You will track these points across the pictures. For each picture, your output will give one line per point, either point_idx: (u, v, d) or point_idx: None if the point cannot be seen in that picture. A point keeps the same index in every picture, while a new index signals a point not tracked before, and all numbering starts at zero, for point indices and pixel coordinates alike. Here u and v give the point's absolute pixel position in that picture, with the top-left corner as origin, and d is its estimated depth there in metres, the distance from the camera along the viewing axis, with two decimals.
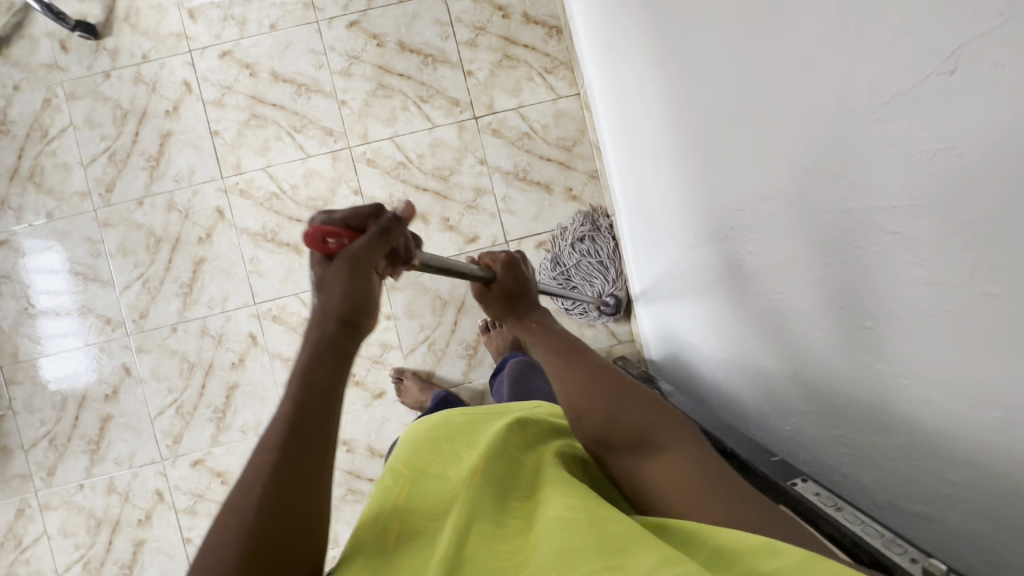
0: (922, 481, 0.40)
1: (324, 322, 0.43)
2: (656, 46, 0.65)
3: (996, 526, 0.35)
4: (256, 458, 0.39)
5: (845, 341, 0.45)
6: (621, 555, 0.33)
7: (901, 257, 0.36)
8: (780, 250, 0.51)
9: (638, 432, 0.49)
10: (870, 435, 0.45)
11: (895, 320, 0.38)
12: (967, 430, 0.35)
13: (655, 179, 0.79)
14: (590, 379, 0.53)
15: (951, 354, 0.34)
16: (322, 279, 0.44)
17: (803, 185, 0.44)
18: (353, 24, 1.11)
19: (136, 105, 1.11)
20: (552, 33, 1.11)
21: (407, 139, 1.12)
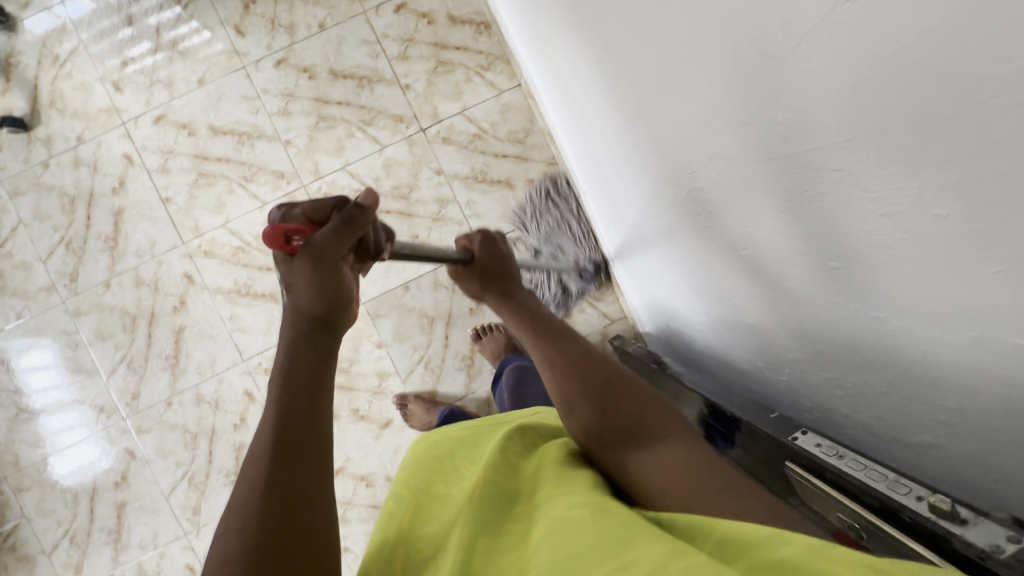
0: (919, 411, 0.39)
1: (300, 321, 0.41)
2: (578, 23, 0.63)
3: (997, 446, 0.34)
4: (247, 470, 0.36)
5: (817, 284, 0.44)
6: (626, 548, 0.33)
7: (851, 193, 0.35)
8: (737, 205, 0.49)
9: (637, 425, 0.50)
10: (863, 374, 0.44)
11: (859, 257, 0.37)
12: (949, 353, 0.34)
13: (608, 153, 0.77)
14: (580, 366, 0.54)
15: (919, 280, 0.33)
16: (291, 276, 0.41)
17: (743, 135, 0.43)
18: (280, 62, 1.09)
19: (82, 189, 1.09)
20: (481, 29, 1.10)
21: (360, 165, 1.10)
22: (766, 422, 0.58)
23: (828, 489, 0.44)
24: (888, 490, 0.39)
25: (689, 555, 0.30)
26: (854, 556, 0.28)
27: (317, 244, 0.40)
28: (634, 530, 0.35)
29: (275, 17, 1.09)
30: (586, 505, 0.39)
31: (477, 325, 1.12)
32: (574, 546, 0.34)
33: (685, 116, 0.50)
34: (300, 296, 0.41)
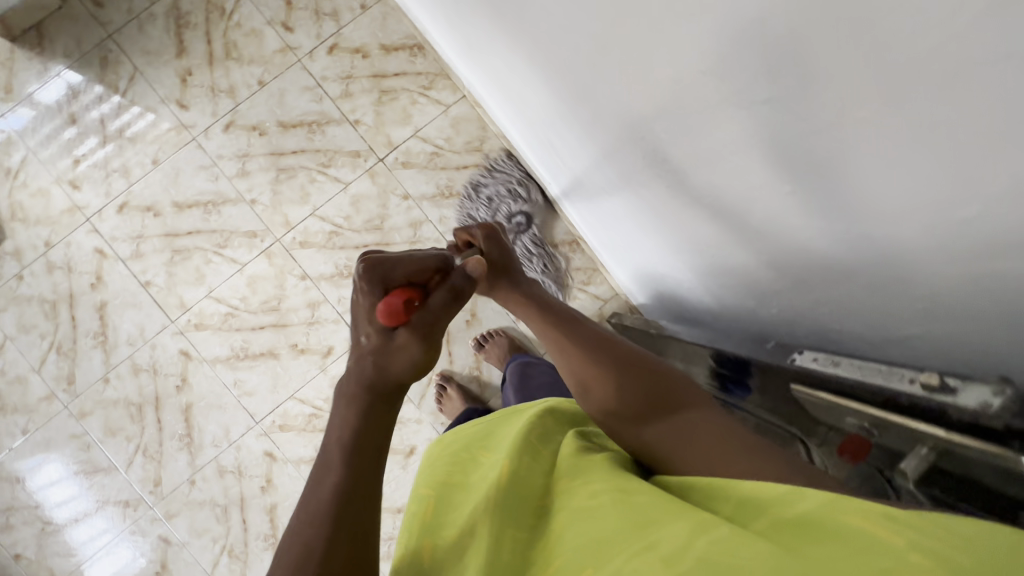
0: (902, 306, 0.41)
1: (379, 386, 0.39)
2: (501, 23, 0.65)
3: (973, 318, 0.36)
4: (301, 534, 0.36)
5: (780, 211, 0.46)
6: (650, 530, 0.34)
7: (784, 119, 0.37)
8: (692, 158, 0.52)
9: (653, 401, 0.51)
10: (840, 285, 0.46)
11: (806, 175, 0.40)
12: (913, 243, 0.36)
13: (561, 138, 0.79)
14: (592, 349, 0.55)
15: (862, 184, 0.36)
16: (394, 343, 0.40)
17: (682, 91, 0.45)
18: (228, 126, 1.11)
19: (62, 292, 1.09)
20: (415, 52, 1.12)
21: (328, 207, 1.12)
22: (767, 354, 0.60)
23: (834, 398, 0.46)
24: (883, 382, 0.42)
25: (711, 531, 0.32)
26: (868, 506, 0.29)
27: (433, 310, 0.42)
28: (661, 509, 0.36)
29: (214, 84, 1.11)
30: (613, 489, 0.41)
31: (477, 335, 1.13)
32: (603, 534, 0.36)
33: (626, 87, 0.52)
34: (402, 364, 0.40)
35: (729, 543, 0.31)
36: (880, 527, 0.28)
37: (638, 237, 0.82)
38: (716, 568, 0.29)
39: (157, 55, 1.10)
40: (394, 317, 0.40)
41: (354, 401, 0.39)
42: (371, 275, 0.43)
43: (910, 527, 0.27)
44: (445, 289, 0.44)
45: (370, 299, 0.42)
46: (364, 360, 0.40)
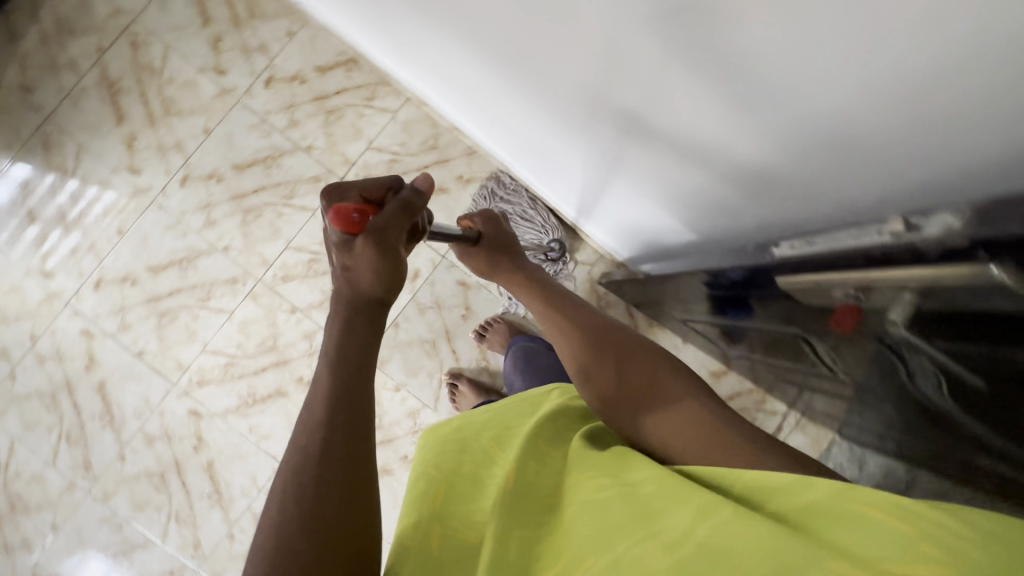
0: (858, 185, 0.41)
1: (357, 303, 0.44)
2: (419, 7, 0.66)
3: (923, 170, 0.35)
4: (286, 489, 0.38)
5: (722, 116, 0.46)
6: (654, 520, 0.37)
7: (698, 15, 0.38)
8: (629, 86, 0.52)
9: (649, 388, 0.53)
10: (797, 175, 0.46)
11: (733, 70, 0.40)
12: (854, 109, 0.36)
13: (506, 108, 0.80)
14: (592, 337, 0.57)
15: (786, 59, 0.36)
16: (353, 254, 0.45)
17: (605, 15, 0.45)
18: (184, 180, 1.10)
19: (59, 381, 1.09)
20: (350, 66, 1.13)
21: (301, 237, 1.11)
22: (748, 257, 0.60)
23: (828, 274, 0.47)
24: (862, 241, 0.42)
25: (712, 514, 0.34)
26: (880, 494, 0.30)
27: (381, 224, 0.46)
28: (671, 497, 0.38)
29: (161, 142, 1.11)
30: (623, 483, 0.42)
31: (477, 326, 1.13)
32: (611, 526, 0.38)
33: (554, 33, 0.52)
34: (364, 275, 0.44)
35: (727, 527, 0.33)
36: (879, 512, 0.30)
37: (604, 189, 0.83)
38: (714, 552, 0.32)
39: (98, 128, 1.10)
40: (348, 233, 0.46)
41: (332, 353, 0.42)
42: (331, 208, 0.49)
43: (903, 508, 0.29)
44: (394, 203, 0.48)
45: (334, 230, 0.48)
46: (339, 280, 0.46)
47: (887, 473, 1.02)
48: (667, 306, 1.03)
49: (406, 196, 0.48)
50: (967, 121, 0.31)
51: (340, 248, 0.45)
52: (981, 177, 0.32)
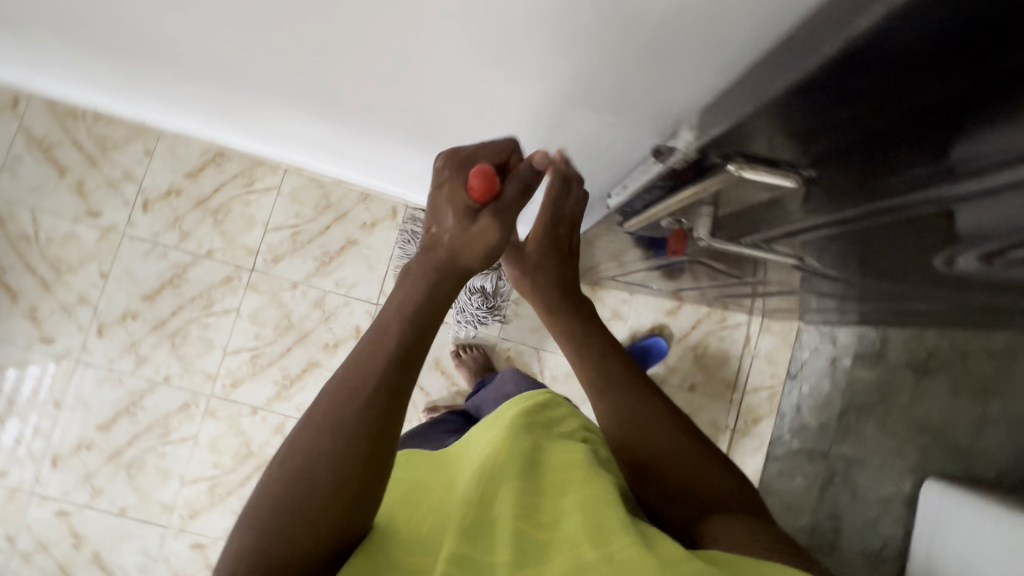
0: (637, 140, 0.46)
1: (437, 288, 0.37)
2: (247, 82, 0.70)
3: (653, 119, 0.42)
4: (319, 425, 0.34)
5: (512, 110, 0.52)
6: (649, 536, 0.35)
7: (442, 49, 0.44)
8: (439, 105, 0.57)
9: (699, 487, 0.44)
10: (592, 142, 0.52)
11: (495, 77, 0.46)
12: (588, 84, 0.42)
13: (367, 144, 0.84)
14: (653, 421, 0.48)
15: (519, 61, 0.42)
16: (472, 228, 0.38)
17: (380, 22, 0.43)
18: (100, 329, 1.08)
19: (53, 570, 1.06)
20: (218, 160, 1.12)
21: (235, 339, 1.11)
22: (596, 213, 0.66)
23: (663, 203, 0.52)
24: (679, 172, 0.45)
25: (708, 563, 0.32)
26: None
27: (510, 201, 0.39)
28: (665, 538, 0.35)
29: (63, 303, 1.08)
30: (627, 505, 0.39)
31: (454, 344, 1.15)
32: (610, 519, 0.36)
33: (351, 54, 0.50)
34: (470, 254, 0.38)
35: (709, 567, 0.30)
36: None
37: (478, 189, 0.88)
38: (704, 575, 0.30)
39: None
40: (475, 198, 0.39)
41: (398, 322, 0.36)
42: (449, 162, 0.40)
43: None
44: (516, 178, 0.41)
45: (450, 183, 0.39)
46: (437, 243, 0.39)
47: (858, 338, 1.08)
48: (601, 267, 1.05)
49: (529, 175, 0.42)
50: (679, 55, 0.34)
51: (459, 215, 0.38)
52: (743, 93, 0.32)
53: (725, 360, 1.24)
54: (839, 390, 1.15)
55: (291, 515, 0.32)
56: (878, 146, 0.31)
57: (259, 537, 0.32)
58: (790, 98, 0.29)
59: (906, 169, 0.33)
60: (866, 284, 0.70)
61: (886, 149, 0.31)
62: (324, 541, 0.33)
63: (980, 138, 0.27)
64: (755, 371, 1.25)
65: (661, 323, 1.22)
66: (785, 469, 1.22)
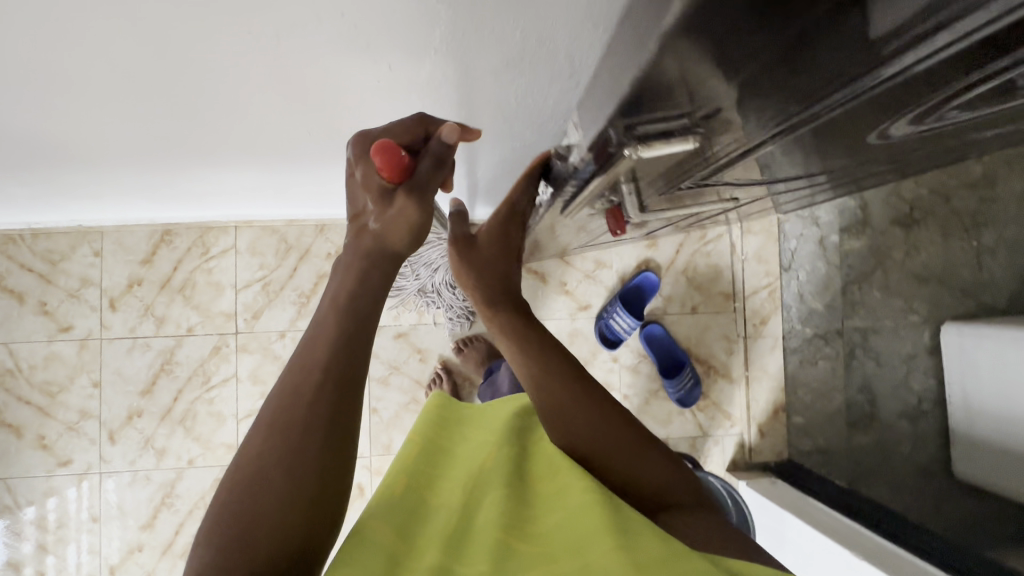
0: (546, 62, 0.45)
1: (370, 270, 0.43)
2: (158, 152, 0.69)
3: (548, 27, 0.41)
4: (273, 432, 0.38)
5: (409, 86, 0.50)
6: (630, 535, 0.39)
7: (314, 43, 0.43)
8: (342, 112, 0.56)
9: (652, 483, 0.49)
10: (505, 87, 0.50)
11: (376, 53, 0.45)
12: (471, 20, 0.41)
13: (299, 178, 0.83)
14: (604, 422, 0.50)
15: (394, 21, 0.41)
16: (393, 208, 0.42)
17: (244, 24, 0.40)
18: (111, 436, 1.08)
19: None
20: (165, 238, 1.09)
21: (244, 405, 1.11)
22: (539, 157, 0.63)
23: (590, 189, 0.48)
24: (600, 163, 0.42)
25: (691, 559, 0.36)
26: None
27: (422, 176, 0.42)
28: (648, 534, 0.39)
29: (67, 423, 1.08)
30: (606, 495, 0.44)
31: (453, 340, 1.15)
32: (590, 525, 0.40)
33: (232, 78, 0.48)
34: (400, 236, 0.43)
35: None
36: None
37: None
38: None
39: (4, 454, 1.06)
40: (389, 172, 0.40)
41: (334, 330, 0.41)
42: (359, 147, 0.42)
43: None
44: (427, 157, 0.42)
45: (364, 166, 0.41)
46: (366, 233, 0.43)
47: (840, 212, 1.07)
48: (571, 242, 1.02)
49: (442, 143, 0.42)
50: None
51: (378, 197, 0.41)
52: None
53: (717, 274, 1.22)
54: (835, 267, 1.15)
55: (246, 524, 0.35)
56: (811, 67, 0.26)
57: (218, 539, 0.35)
58: (748, 38, 0.22)
59: (860, 82, 0.28)
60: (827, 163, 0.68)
61: (829, 69, 0.27)
62: (287, 531, 0.36)
63: (929, 44, 0.23)
64: (748, 274, 1.21)
65: (646, 258, 1.19)
66: (806, 356, 1.20)
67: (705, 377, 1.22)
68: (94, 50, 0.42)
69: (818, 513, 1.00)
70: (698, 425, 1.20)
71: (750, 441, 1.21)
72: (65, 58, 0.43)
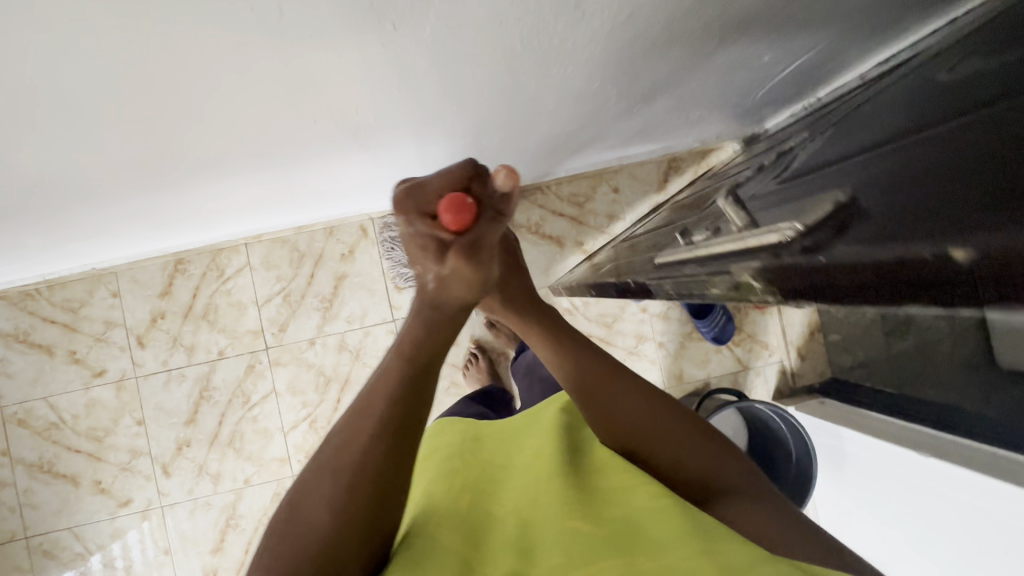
0: None
1: (438, 321, 0.40)
2: (165, 172, 0.68)
3: None
4: (325, 469, 0.36)
5: (409, 44, 0.48)
6: (710, 542, 0.35)
7: (309, 15, 0.41)
8: (344, 92, 0.55)
9: (703, 471, 0.46)
10: (519, 7, 0.46)
11: (372, 9, 0.42)
12: None
13: (304, 178, 0.82)
14: (643, 411, 0.48)
15: None
16: (454, 269, 0.38)
17: (242, 9, 0.39)
18: (166, 469, 1.09)
19: None
20: (179, 266, 1.09)
21: (288, 417, 1.11)
22: (553, 70, 0.60)
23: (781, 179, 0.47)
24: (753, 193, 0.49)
25: (778, 564, 0.32)
26: None
27: (484, 233, 0.37)
28: (733, 542, 0.35)
29: (120, 464, 1.09)
30: (680, 504, 0.40)
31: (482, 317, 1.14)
32: (665, 531, 0.37)
33: (234, 73, 0.47)
34: (460, 289, 0.39)
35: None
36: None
37: (427, 151, 0.81)
38: None
39: (66, 505, 1.08)
40: (454, 231, 0.36)
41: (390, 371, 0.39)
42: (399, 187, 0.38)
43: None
44: (489, 208, 0.37)
45: (419, 221, 0.36)
46: (425, 286, 0.40)
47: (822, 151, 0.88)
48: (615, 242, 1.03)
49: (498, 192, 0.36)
50: None
51: (439, 255, 0.37)
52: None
53: None
54: None
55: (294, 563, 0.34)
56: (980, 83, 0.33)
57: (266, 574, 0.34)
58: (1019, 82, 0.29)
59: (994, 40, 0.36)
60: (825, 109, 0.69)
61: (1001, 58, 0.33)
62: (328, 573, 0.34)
63: None
64: None
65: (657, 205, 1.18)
66: None
67: (736, 312, 1.23)
68: (98, 61, 0.41)
69: (869, 421, 1.02)
70: (737, 359, 1.23)
71: (791, 367, 1.24)
72: (66, 76, 0.42)
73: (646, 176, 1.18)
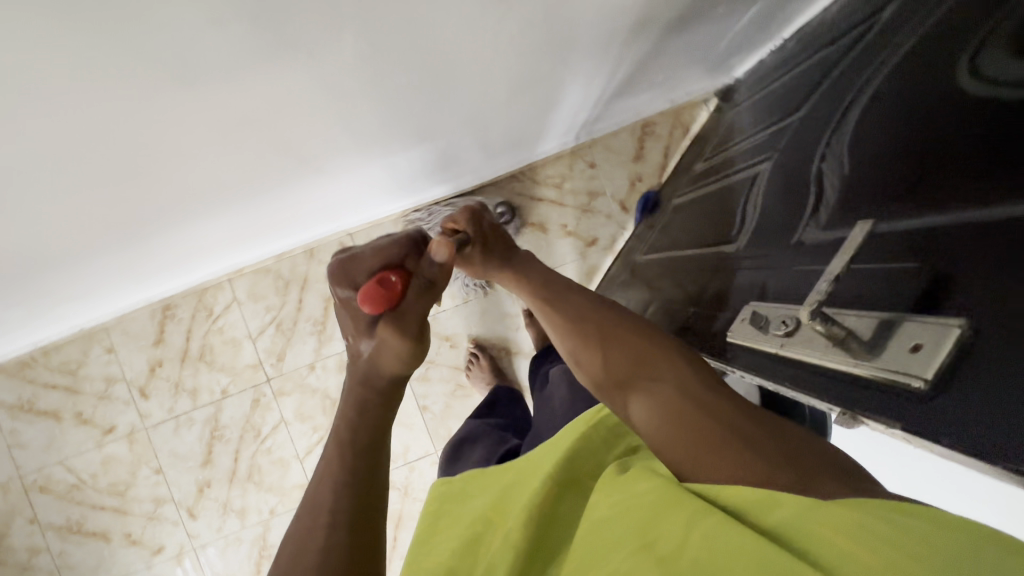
0: None
1: (370, 385, 0.43)
2: (123, 225, 0.66)
3: None
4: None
5: (320, 50, 0.46)
6: (650, 531, 0.34)
7: (204, 32, 0.40)
8: (272, 112, 0.53)
9: (630, 367, 0.50)
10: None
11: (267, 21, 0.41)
12: None
13: (267, 209, 0.79)
14: (580, 321, 0.56)
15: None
16: (378, 338, 0.42)
17: (129, 37, 0.38)
18: (191, 512, 1.11)
19: None
20: (167, 312, 1.08)
21: (300, 444, 1.12)
22: (492, 58, 0.59)
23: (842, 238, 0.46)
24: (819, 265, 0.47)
25: (703, 525, 0.32)
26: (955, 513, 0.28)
27: (408, 304, 0.43)
28: (669, 514, 0.35)
29: (146, 514, 1.10)
30: (627, 496, 0.39)
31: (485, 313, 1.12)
32: (611, 538, 0.36)
33: (144, 104, 0.45)
34: (387, 360, 0.43)
35: (715, 534, 0.31)
36: (855, 541, 0.27)
37: (387, 163, 0.78)
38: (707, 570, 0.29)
39: (102, 560, 1.10)
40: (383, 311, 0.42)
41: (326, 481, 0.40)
42: (337, 269, 0.43)
43: (913, 551, 0.26)
44: (416, 279, 0.43)
45: (344, 287, 0.43)
46: (358, 357, 0.44)
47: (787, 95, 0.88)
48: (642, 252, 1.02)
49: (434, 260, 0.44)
50: None
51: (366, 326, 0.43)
52: None
53: None
54: None
55: None
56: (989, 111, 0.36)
57: None
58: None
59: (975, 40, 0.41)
60: (812, 80, 0.64)
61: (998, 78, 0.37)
62: None
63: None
64: None
65: (637, 174, 1.14)
66: None
67: None
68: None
69: None
70: None
71: None
72: None
73: (621, 146, 1.13)
